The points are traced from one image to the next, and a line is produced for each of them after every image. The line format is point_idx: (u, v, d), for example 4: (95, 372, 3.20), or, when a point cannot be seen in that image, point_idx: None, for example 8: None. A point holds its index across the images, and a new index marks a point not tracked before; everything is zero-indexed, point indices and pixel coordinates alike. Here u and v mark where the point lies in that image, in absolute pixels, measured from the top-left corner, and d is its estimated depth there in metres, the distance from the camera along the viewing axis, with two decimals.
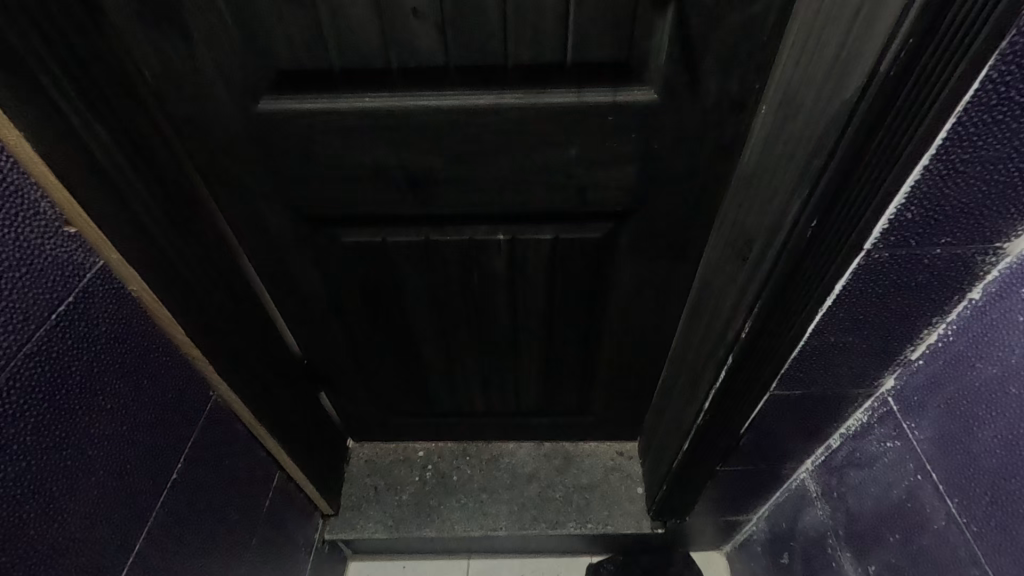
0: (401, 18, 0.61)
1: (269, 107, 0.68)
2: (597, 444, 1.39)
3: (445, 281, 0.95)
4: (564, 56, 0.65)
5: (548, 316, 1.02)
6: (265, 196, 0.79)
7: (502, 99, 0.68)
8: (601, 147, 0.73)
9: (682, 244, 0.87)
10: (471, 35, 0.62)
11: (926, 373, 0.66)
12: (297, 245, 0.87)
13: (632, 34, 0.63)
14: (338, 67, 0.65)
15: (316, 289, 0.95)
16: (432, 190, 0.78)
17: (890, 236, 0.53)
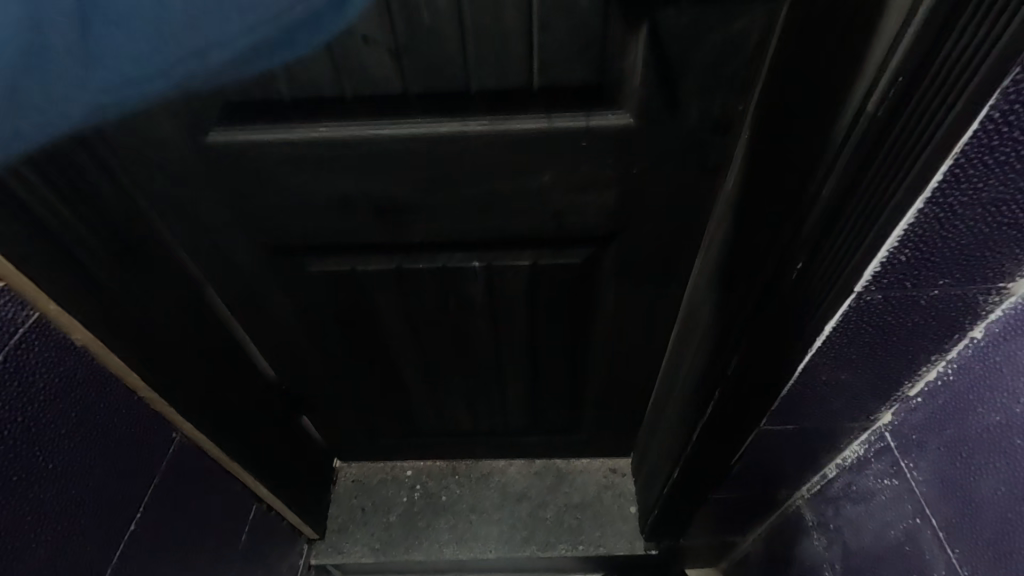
0: (351, 45, 0.57)
1: (218, 140, 0.65)
2: (588, 461, 1.35)
3: (421, 307, 0.91)
4: (531, 80, 0.60)
5: (531, 339, 0.98)
6: (225, 227, 0.75)
7: (467, 127, 0.63)
8: (576, 173, 0.69)
9: (667, 268, 0.82)
10: (426, 61, 0.58)
11: (925, 412, 0.62)
12: (262, 277, 0.82)
13: (605, 56, 0.59)
14: (285, 93, 0.61)
15: (287, 318, 0.91)
16: (399, 219, 0.74)
17: (882, 279, 0.49)
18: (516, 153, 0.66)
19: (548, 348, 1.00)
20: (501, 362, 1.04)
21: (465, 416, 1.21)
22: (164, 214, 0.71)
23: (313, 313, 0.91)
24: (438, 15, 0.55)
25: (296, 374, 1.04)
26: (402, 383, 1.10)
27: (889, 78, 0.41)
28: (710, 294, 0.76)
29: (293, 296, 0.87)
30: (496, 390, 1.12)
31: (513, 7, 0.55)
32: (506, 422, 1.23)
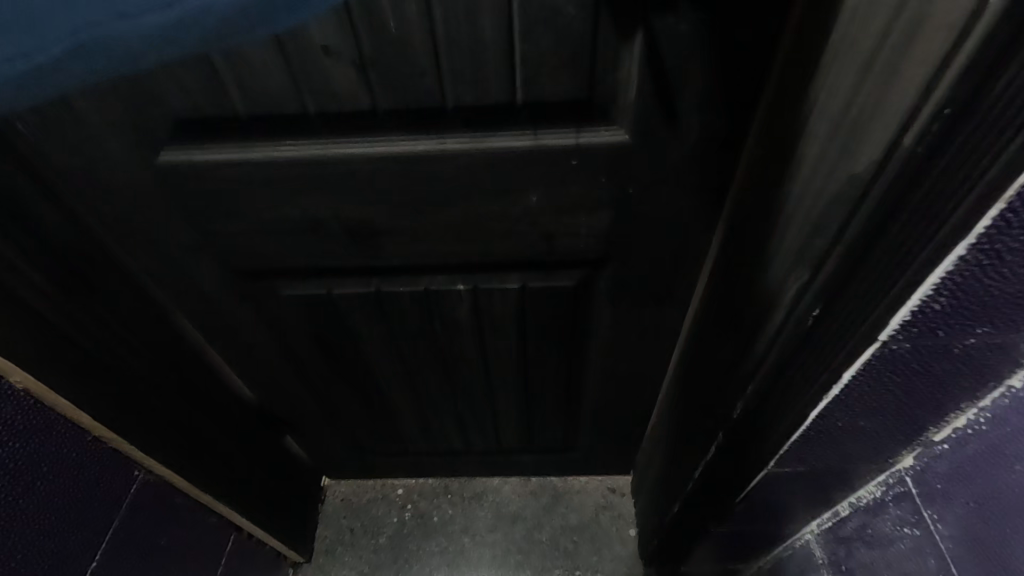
0: (312, 59, 0.52)
1: (166, 162, 0.58)
2: (585, 479, 1.30)
3: (405, 331, 0.85)
4: (514, 94, 0.55)
5: (523, 362, 0.92)
6: (187, 252, 0.69)
7: (443, 145, 0.57)
8: (564, 192, 0.62)
9: (664, 292, 0.77)
10: (396, 75, 0.53)
11: (952, 462, 0.53)
12: (231, 303, 0.77)
13: (595, 69, 0.53)
14: (239, 108, 0.55)
15: (263, 342, 0.85)
16: (375, 243, 0.68)
17: (911, 328, 0.42)
18: (499, 174, 0.60)
19: (540, 371, 0.94)
20: (491, 384, 0.99)
21: (457, 436, 1.16)
22: (119, 236, 0.65)
23: (289, 336, 0.85)
24: (406, 25, 0.49)
25: (276, 397, 0.99)
26: (388, 405, 1.05)
27: (930, 107, 0.35)
28: (717, 313, 0.72)
29: (268, 320, 0.82)
30: (487, 411, 1.07)
31: (489, 16, 0.49)
32: (498, 442, 1.18)
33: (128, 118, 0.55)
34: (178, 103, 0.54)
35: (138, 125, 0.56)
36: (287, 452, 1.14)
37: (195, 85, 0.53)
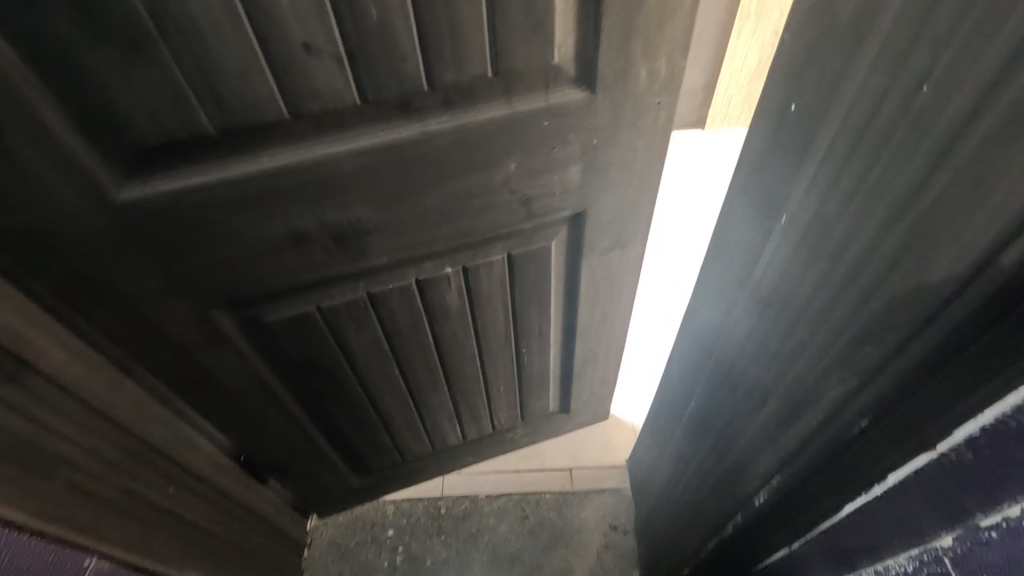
0: (293, 58, 0.51)
1: (128, 200, 0.56)
2: (568, 440, 1.35)
3: (394, 335, 0.83)
4: (487, 69, 0.56)
5: (511, 339, 0.92)
6: (153, 293, 0.66)
7: (426, 128, 0.59)
8: (538, 156, 0.65)
9: (626, 236, 0.81)
10: (376, 65, 0.53)
11: (1001, 556, 0.37)
12: (205, 343, 0.74)
13: (559, 38, 0.55)
14: (210, 125, 0.53)
15: (243, 377, 0.82)
16: (361, 245, 0.69)
17: (987, 437, 0.37)
18: (479, 149, 0.62)
19: (527, 349, 0.95)
20: (482, 375, 0.98)
21: (452, 435, 1.14)
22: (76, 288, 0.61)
23: (274, 363, 0.83)
24: (387, 10, 0.49)
25: (255, 438, 0.94)
26: (380, 421, 1.01)
27: None
28: (714, 371, 0.68)
29: (249, 350, 0.79)
30: (480, 402, 1.06)
31: None
32: (492, 426, 1.18)
33: (87, 155, 0.51)
34: (140, 129, 0.51)
35: (98, 161, 0.52)
36: (265, 504, 1.08)
37: (161, 107, 0.50)
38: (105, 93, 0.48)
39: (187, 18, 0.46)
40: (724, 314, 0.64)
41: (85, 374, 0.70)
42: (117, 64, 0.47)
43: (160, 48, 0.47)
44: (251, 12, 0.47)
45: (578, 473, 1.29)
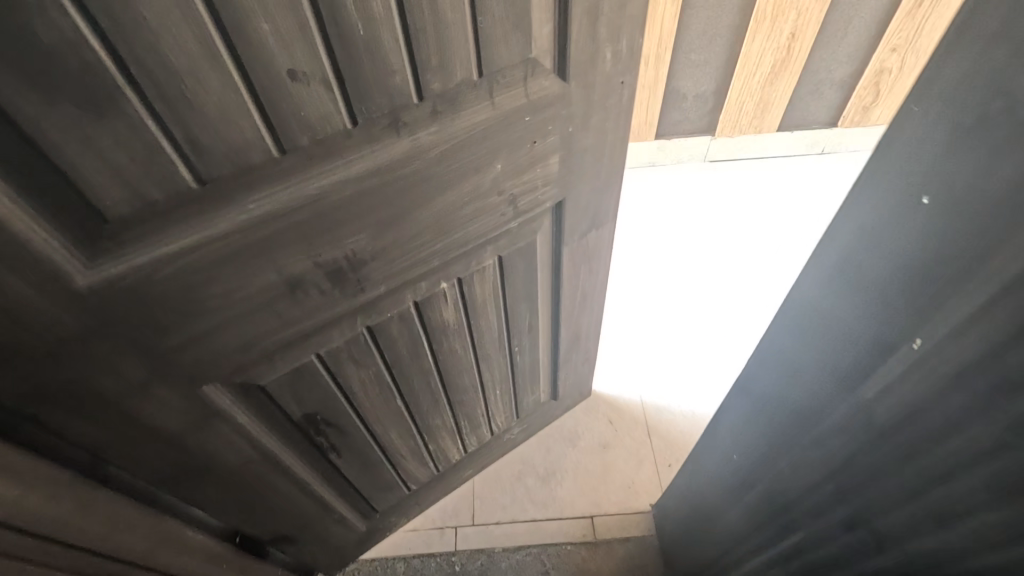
0: (277, 89, 0.45)
1: (97, 281, 0.47)
2: (580, 471, 1.36)
3: (396, 365, 0.79)
4: (474, 72, 0.56)
5: (509, 341, 0.93)
6: (130, 387, 0.56)
7: (418, 141, 0.56)
8: (521, 151, 0.66)
9: (600, 217, 0.87)
10: (365, 85, 0.49)
11: None
12: (197, 428, 0.64)
13: (534, 31, 0.57)
14: (190, 179, 0.46)
15: (241, 457, 0.73)
16: (357, 277, 0.64)
17: None
18: (468, 150, 0.61)
19: (520, 346, 0.97)
20: (479, 385, 0.98)
21: (455, 451, 1.10)
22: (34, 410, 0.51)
23: (277, 427, 0.74)
24: (376, 27, 0.47)
25: (259, 519, 0.86)
26: (387, 463, 0.96)
27: None
28: (792, 460, 0.63)
29: (248, 420, 0.69)
30: (482, 416, 1.06)
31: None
32: (491, 432, 1.15)
33: (48, 239, 0.42)
34: (108, 198, 0.43)
35: (58, 244, 0.43)
36: None
37: (131, 166, 0.43)
38: (61, 161, 0.40)
39: (160, 61, 0.39)
40: (807, 404, 0.59)
41: (55, 491, 0.58)
42: (76, 125, 0.39)
43: (128, 101, 0.40)
44: (233, 45, 0.41)
45: (601, 521, 1.28)
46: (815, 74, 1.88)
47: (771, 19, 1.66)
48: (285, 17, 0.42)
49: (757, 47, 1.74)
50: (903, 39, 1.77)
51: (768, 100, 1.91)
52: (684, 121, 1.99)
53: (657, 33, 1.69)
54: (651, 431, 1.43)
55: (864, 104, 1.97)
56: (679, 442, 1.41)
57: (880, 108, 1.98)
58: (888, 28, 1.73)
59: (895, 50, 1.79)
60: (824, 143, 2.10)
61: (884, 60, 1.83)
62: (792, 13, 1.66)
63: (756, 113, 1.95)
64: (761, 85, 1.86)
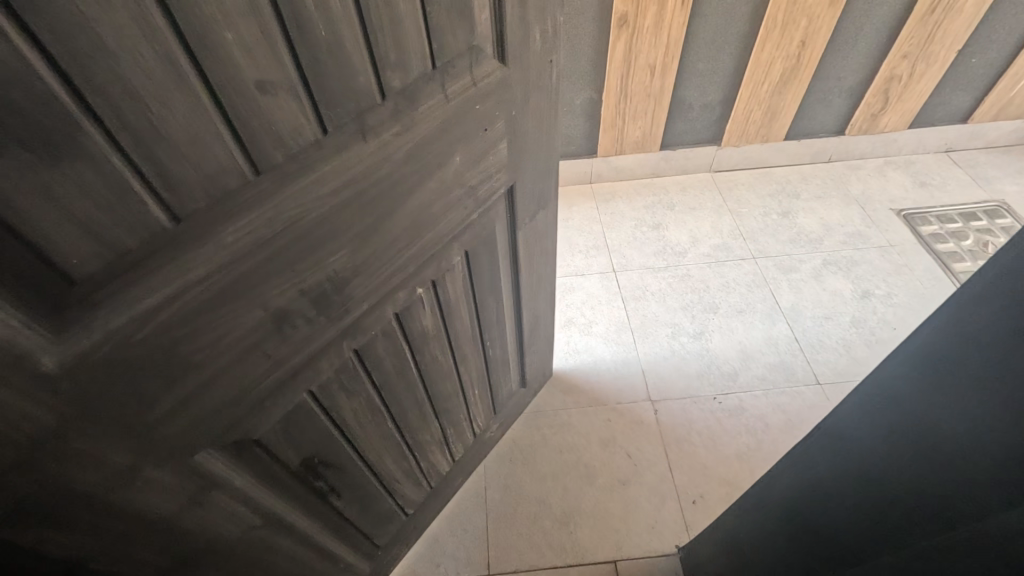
0: (246, 102, 0.42)
1: (69, 359, 0.40)
2: (586, 497, 1.34)
3: (384, 384, 0.76)
4: (427, 64, 0.55)
5: (479, 336, 0.93)
6: (117, 476, 0.48)
7: (384, 142, 0.54)
8: (475, 142, 0.67)
9: (545, 197, 0.90)
10: (332, 89, 0.47)
11: None
12: (192, 505, 0.57)
13: (476, 17, 0.57)
14: (164, 217, 0.41)
15: (242, 525, 0.66)
16: (342, 299, 0.61)
17: None
18: (430, 146, 0.60)
19: (491, 340, 0.97)
20: (459, 389, 0.96)
21: (444, 462, 1.07)
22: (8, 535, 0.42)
23: (277, 483, 0.67)
24: (337, 29, 0.45)
25: None
26: (384, 495, 0.92)
27: None
28: (833, 511, 0.62)
29: (246, 482, 0.62)
30: (464, 419, 1.05)
31: None
32: (473, 434, 1.14)
33: (7, 318, 0.35)
34: (74, 254, 0.37)
35: (18, 321, 0.36)
36: None
37: (98, 212, 0.37)
38: (15, 219, 0.34)
39: (120, 86, 0.35)
40: (859, 465, 0.58)
41: None
42: (30, 174, 0.33)
43: (89, 136, 0.35)
44: (199, 58, 0.37)
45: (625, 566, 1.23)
46: (824, 81, 1.88)
47: (781, 26, 1.65)
48: (248, 23, 0.39)
49: (767, 55, 1.73)
50: (914, 44, 1.76)
51: (775, 108, 1.90)
52: (689, 130, 1.99)
53: (663, 45, 1.66)
54: (672, 466, 1.38)
55: (872, 112, 1.96)
56: (700, 473, 1.37)
57: (888, 116, 1.98)
58: (902, 32, 1.72)
59: (906, 56, 1.78)
60: (829, 151, 2.09)
61: (894, 67, 1.82)
62: (804, 20, 1.64)
63: (764, 122, 1.95)
64: (771, 92, 1.84)
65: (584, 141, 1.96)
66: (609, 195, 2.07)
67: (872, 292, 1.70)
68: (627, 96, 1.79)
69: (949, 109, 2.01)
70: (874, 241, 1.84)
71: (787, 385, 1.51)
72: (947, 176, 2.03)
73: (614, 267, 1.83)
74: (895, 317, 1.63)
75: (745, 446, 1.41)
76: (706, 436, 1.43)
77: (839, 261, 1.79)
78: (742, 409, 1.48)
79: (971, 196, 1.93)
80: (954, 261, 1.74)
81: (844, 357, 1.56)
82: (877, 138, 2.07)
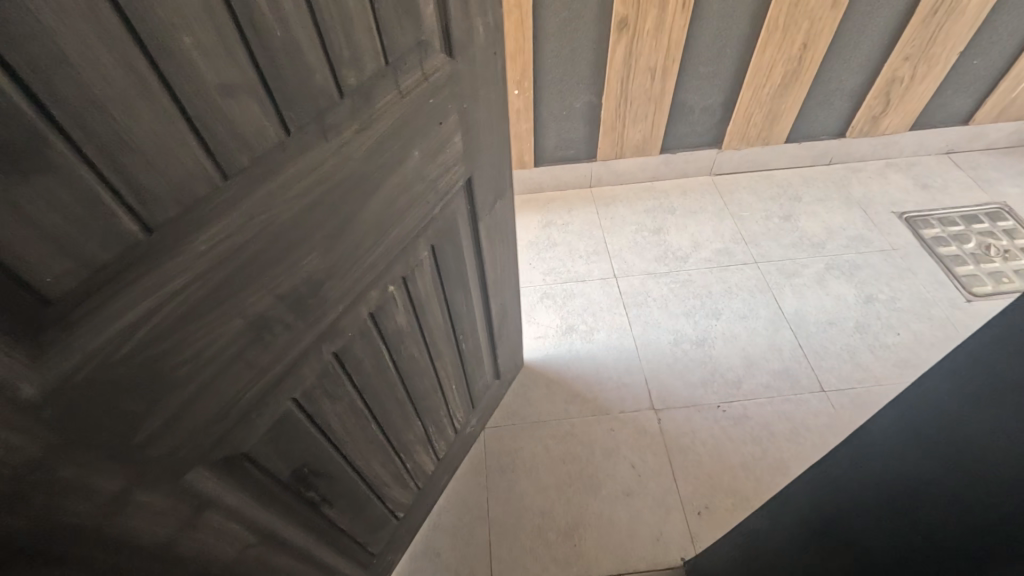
0: (210, 107, 0.42)
1: (50, 385, 0.39)
2: (586, 508, 1.35)
3: (365, 386, 0.76)
4: (380, 60, 0.56)
5: (452, 331, 0.94)
6: (108, 503, 0.47)
7: (346, 141, 0.55)
8: (431, 136, 0.68)
9: (501, 187, 0.92)
10: (292, 90, 0.48)
11: None
12: (186, 528, 0.56)
13: (421, 12, 0.59)
14: (137, 229, 0.40)
15: (238, 544, 0.64)
16: (318, 302, 0.61)
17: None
18: (390, 142, 0.61)
19: (463, 334, 0.99)
20: (437, 386, 0.97)
21: (429, 461, 1.08)
22: None
23: (269, 497, 0.66)
24: (292, 30, 0.45)
25: None
26: (375, 500, 0.91)
27: None
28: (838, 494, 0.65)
29: (237, 499, 0.61)
30: (445, 416, 1.06)
31: None
32: (454, 430, 1.15)
33: None
34: (48, 273, 0.36)
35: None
36: None
37: (69, 227, 0.36)
38: None
39: (85, 97, 0.34)
40: (863, 454, 0.60)
41: None
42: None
43: (56, 149, 0.34)
44: (161, 64, 0.37)
45: None
46: (827, 84, 1.88)
47: (782, 29, 1.65)
48: (206, 28, 0.39)
49: (768, 56, 1.73)
50: (915, 47, 1.75)
51: (776, 111, 1.91)
52: (691, 133, 2.00)
53: (663, 47, 1.66)
54: (676, 478, 1.39)
55: (873, 114, 1.96)
56: (705, 481, 1.38)
57: (890, 117, 1.98)
58: (905, 33, 1.71)
59: (907, 59, 1.78)
60: (832, 154, 2.11)
61: (895, 69, 1.81)
62: (805, 22, 1.64)
63: (765, 125, 1.96)
64: (770, 94, 1.85)
65: (584, 144, 1.98)
66: (609, 199, 2.09)
67: (876, 296, 1.72)
68: (627, 97, 1.80)
69: (949, 111, 2.02)
70: (875, 245, 1.86)
71: (791, 393, 1.53)
72: (947, 177, 2.05)
73: (615, 272, 1.85)
74: (898, 322, 1.65)
75: (750, 455, 1.42)
76: (710, 445, 1.44)
77: (840, 266, 1.82)
78: (746, 417, 1.49)
79: (971, 199, 1.95)
80: (958, 264, 1.78)
81: (848, 363, 1.58)
82: (877, 141, 2.08)
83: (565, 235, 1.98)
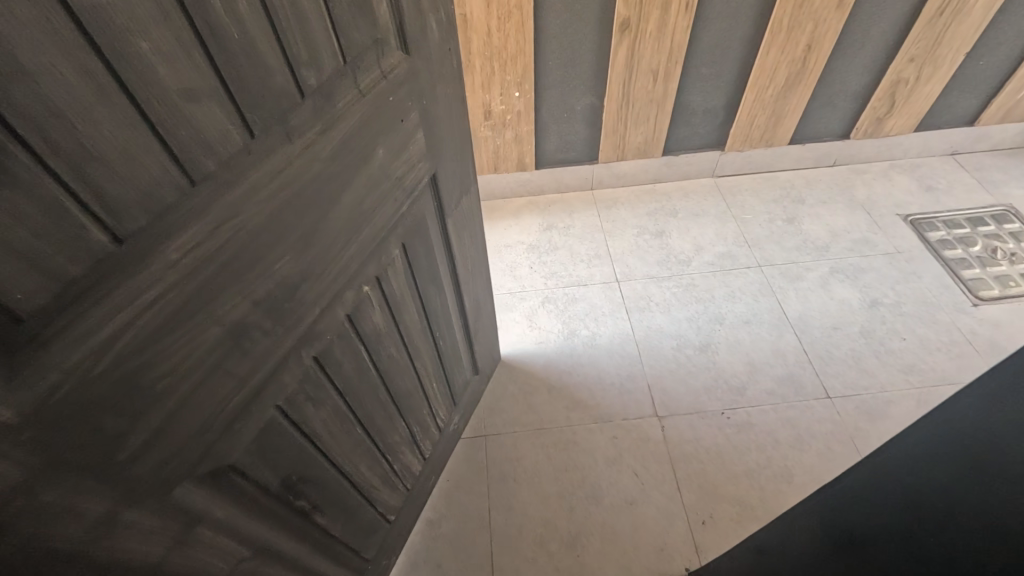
0: (173, 113, 0.41)
1: (28, 406, 0.38)
2: (591, 518, 1.36)
3: (347, 389, 0.75)
4: (338, 59, 0.56)
5: (427, 328, 0.94)
6: (96, 525, 0.45)
7: (310, 142, 0.55)
8: (394, 134, 0.69)
9: (465, 182, 0.93)
10: (253, 92, 0.47)
11: None
12: (177, 546, 0.55)
13: (375, 10, 0.59)
14: (106, 239, 0.39)
15: (231, 559, 0.63)
16: (294, 306, 0.60)
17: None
18: (354, 141, 0.62)
19: (439, 331, 0.99)
20: (417, 385, 0.97)
21: (415, 462, 1.08)
22: None
23: (259, 508, 0.65)
24: (249, 33, 0.45)
25: None
26: (365, 504, 0.91)
27: None
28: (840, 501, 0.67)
29: (227, 512, 0.60)
30: (427, 415, 1.06)
31: None
32: (437, 428, 1.15)
33: None
34: (17, 289, 0.35)
35: None
36: None
37: (36, 241, 0.35)
38: None
39: (45, 107, 0.34)
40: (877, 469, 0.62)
41: None
42: None
43: (18, 162, 0.33)
44: (120, 71, 0.37)
45: None
46: (829, 87, 1.90)
47: (787, 30, 1.67)
48: (163, 34, 0.39)
49: (772, 58, 1.74)
50: (921, 48, 1.77)
51: (780, 112, 1.93)
52: (693, 136, 2.03)
53: (665, 49, 1.67)
54: (679, 486, 1.40)
55: (879, 115, 1.99)
56: (708, 490, 1.39)
57: (895, 118, 2.00)
58: (910, 35, 1.73)
59: (912, 60, 1.80)
60: (835, 155, 2.14)
61: (901, 70, 1.84)
62: (810, 24, 1.66)
63: (768, 126, 1.98)
64: (773, 95, 1.86)
65: (584, 144, 2.00)
66: (611, 201, 2.12)
67: (880, 300, 1.75)
68: (630, 100, 1.81)
69: (952, 113, 2.04)
70: (880, 248, 1.89)
71: (797, 400, 1.54)
72: (950, 179, 2.08)
73: (615, 276, 1.88)
74: (903, 325, 1.68)
75: (755, 463, 1.43)
76: (711, 451, 1.46)
77: (844, 268, 1.84)
78: (750, 424, 1.50)
79: (967, 203, 1.98)
80: (963, 268, 1.81)
81: (852, 368, 1.60)
82: (882, 142, 2.11)
83: (565, 238, 2.00)
